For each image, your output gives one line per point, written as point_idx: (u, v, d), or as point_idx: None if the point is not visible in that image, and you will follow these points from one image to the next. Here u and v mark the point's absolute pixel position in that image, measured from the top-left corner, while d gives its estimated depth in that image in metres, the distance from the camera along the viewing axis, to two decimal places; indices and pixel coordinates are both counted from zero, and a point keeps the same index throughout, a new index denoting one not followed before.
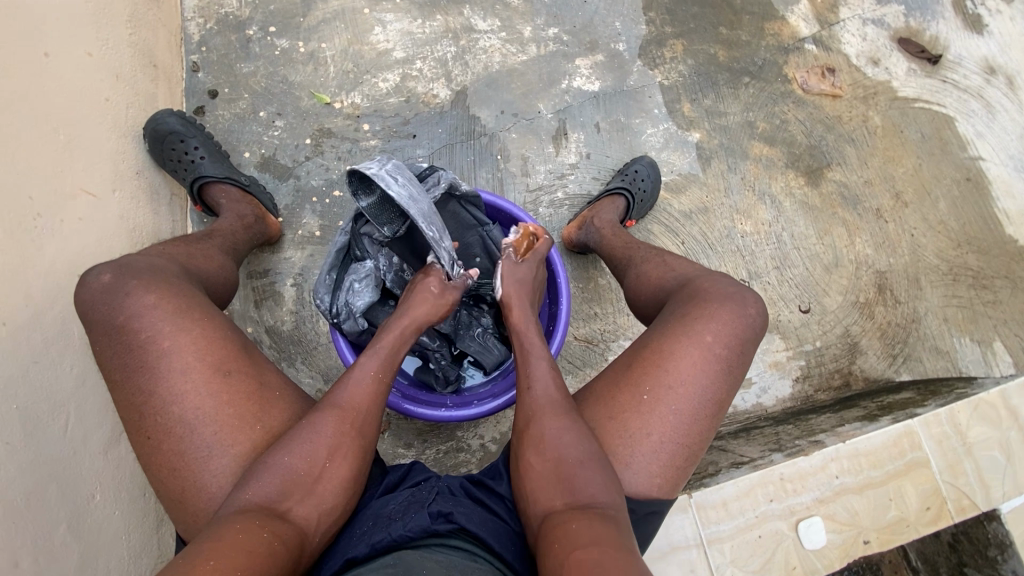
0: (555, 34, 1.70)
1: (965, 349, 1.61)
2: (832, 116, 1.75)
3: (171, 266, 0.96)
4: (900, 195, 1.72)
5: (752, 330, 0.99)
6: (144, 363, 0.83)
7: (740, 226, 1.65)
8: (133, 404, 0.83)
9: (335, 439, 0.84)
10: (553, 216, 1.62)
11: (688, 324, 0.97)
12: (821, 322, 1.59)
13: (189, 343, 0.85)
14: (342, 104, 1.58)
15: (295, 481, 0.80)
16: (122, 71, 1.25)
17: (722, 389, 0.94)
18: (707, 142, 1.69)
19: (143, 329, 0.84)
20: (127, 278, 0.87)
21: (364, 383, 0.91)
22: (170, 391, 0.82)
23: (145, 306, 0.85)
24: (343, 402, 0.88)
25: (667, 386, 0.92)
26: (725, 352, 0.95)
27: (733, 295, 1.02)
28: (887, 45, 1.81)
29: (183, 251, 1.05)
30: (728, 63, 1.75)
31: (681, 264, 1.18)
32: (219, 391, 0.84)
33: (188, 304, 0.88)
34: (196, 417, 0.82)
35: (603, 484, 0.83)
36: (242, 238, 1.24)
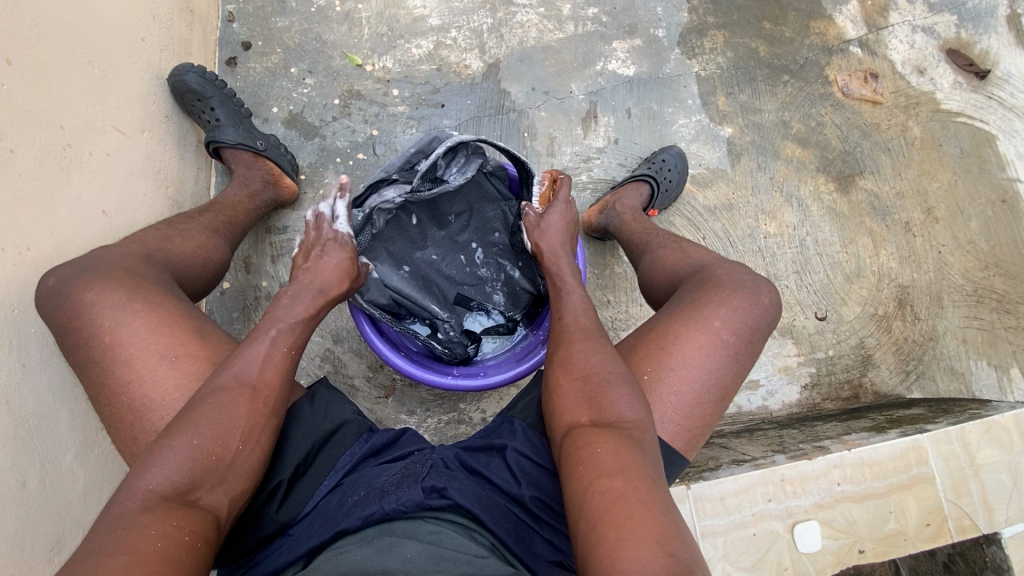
0: (594, 14, 1.66)
1: (981, 373, 1.58)
2: (870, 123, 1.71)
3: (131, 257, 0.92)
4: (931, 210, 1.68)
5: (763, 319, 0.98)
6: (94, 357, 0.83)
7: (764, 226, 1.62)
8: (94, 393, 0.83)
9: (246, 422, 0.79)
10: (575, 199, 1.60)
11: (697, 309, 0.97)
12: (836, 331, 1.57)
13: (131, 334, 0.83)
14: (374, 67, 1.56)
15: (201, 468, 0.74)
16: (159, 13, 1.24)
17: (728, 375, 0.94)
18: (738, 138, 1.66)
19: (90, 322, 0.83)
20: (78, 270, 0.86)
21: (271, 360, 0.85)
22: (121, 381, 0.82)
23: (87, 301, 0.83)
24: (249, 381, 0.82)
25: (671, 367, 0.92)
26: (732, 339, 0.94)
27: (747, 284, 1.00)
28: (935, 55, 1.75)
29: (159, 236, 1.02)
30: (769, 59, 1.71)
31: (699, 254, 1.16)
32: (165, 376, 0.82)
33: (133, 290, 0.86)
34: (144, 405, 0.81)
35: (631, 404, 0.82)
36: (244, 209, 1.27)
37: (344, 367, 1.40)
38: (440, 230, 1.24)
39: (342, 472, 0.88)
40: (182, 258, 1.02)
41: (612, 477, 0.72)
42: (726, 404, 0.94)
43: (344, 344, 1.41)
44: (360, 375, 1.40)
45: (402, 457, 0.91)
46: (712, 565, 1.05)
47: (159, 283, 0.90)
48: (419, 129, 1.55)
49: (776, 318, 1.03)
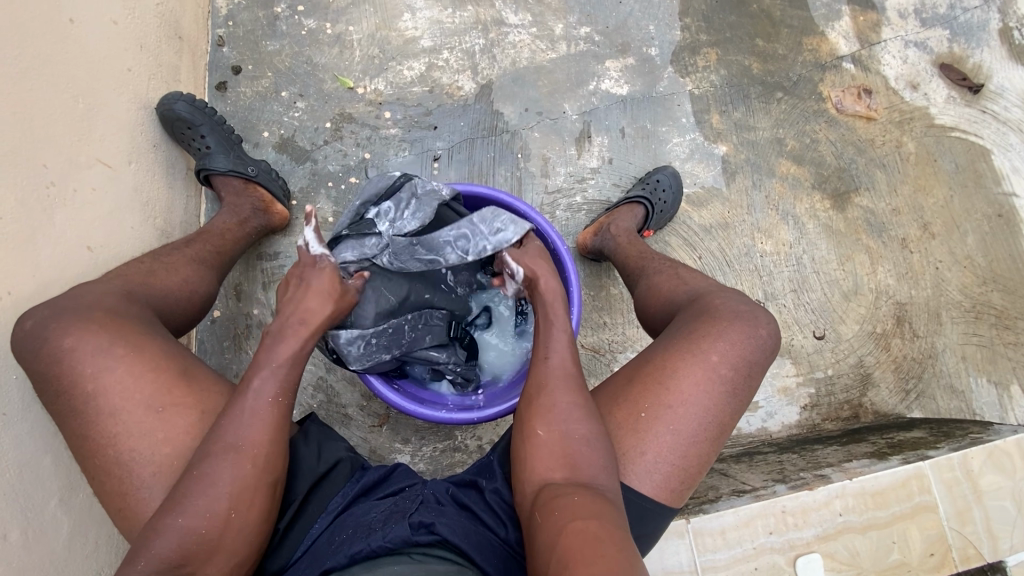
0: (587, 33, 1.66)
1: (981, 390, 1.57)
2: (865, 139, 1.70)
3: (112, 295, 0.90)
4: (928, 225, 1.67)
5: (761, 351, 0.97)
6: (76, 406, 0.80)
7: (760, 245, 1.61)
8: (75, 444, 0.81)
9: (240, 489, 0.76)
10: (570, 221, 1.59)
11: (694, 342, 0.95)
12: (834, 350, 1.55)
13: (116, 383, 0.80)
14: (365, 89, 1.55)
15: (193, 544, 0.73)
16: (146, 42, 1.23)
17: (724, 412, 0.92)
18: (733, 156, 1.65)
19: (68, 372, 0.80)
20: (54, 316, 0.82)
21: (260, 413, 0.80)
22: (105, 433, 0.79)
23: (66, 349, 0.80)
24: (236, 445, 0.78)
25: (668, 404, 0.90)
26: (730, 374, 0.92)
27: (744, 314, 0.99)
28: (928, 70, 1.75)
29: (141, 271, 0.99)
30: (762, 76, 1.71)
31: (695, 281, 1.14)
32: (154, 429, 0.80)
33: (115, 336, 0.82)
34: (133, 459, 0.79)
35: (605, 464, 0.83)
36: (231, 239, 1.24)
37: (337, 397, 1.37)
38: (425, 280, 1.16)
39: (333, 515, 0.86)
40: (165, 292, 0.99)
41: (591, 519, 0.73)
42: (718, 454, 0.93)
43: (337, 372, 1.38)
44: (353, 405, 1.38)
45: (393, 493, 0.89)
46: None
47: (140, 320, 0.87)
48: (412, 152, 1.54)
49: (776, 349, 1.01)
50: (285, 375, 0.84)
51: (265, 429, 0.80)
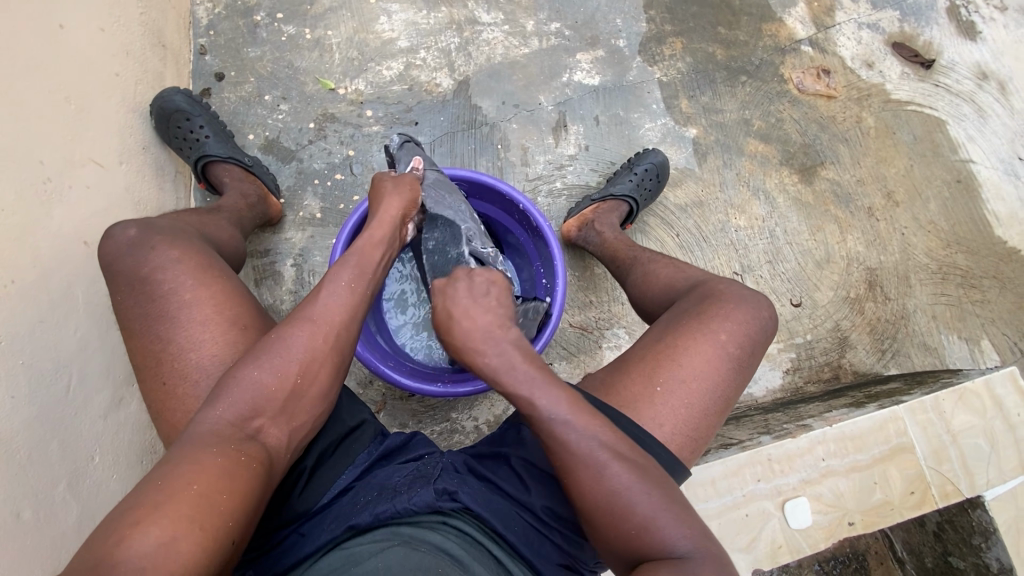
0: (557, 28, 1.73)
1: (953, 346, 1.64)
2: (826, 116, 1.79)
3: (190, 230, 1.00)
4: (891, 194, 1.75)
5: (761, 330, 1.02)
6: (166, 312, 0.85)
7: (734, 220, 1.67)
8: (152, 351, 0.84)
9: (308, 356, 0.81)
10: (551, 206, 1.64)
11: (703, 321, 1.00)
12: (811, 316, 1.62)
13: (209, 296, 0.87)
14: (346, 90, 1.60)
15: (264, 398, 0.77)
16: (132, 49, 1.27)
17: (729, 387, 0.97)
18: (703, 138, 1.72)
19: (163, 282, 0.87)
20: (153, 235, 0.91)
21: (337, 296, 0.86)
22: (189, 339, 0.84)
23: (170, 260, 0.88)
24: (315, 316, 0.83)
25: (680, 378, 0.95)
26: (738, 352, 0.98)
27: (748, 298, 1.04)
28: (882, 49, 1.85)
29: (195, 220, 1.08)
30: (726, 62, 1.79)
31: (694, 270, 1.20)
32: (234, 338, 0.85)
33: (210, 262, 0.91)
34: (212, 360, 0.83)
35: (679, 528, 0.74)
36: (247, 217, 1.27)
37: None
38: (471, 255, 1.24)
39: (360, 470, 0.89)
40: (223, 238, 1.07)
41: None
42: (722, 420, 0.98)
43: None
44: (350, 393, 1.40)
45: (414, 460, 0.91)
46: None
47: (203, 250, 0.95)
48: None
49: (774, 330, 1.07)
50: (357, 267, 0.90)
51: (342, 305, 0.85)
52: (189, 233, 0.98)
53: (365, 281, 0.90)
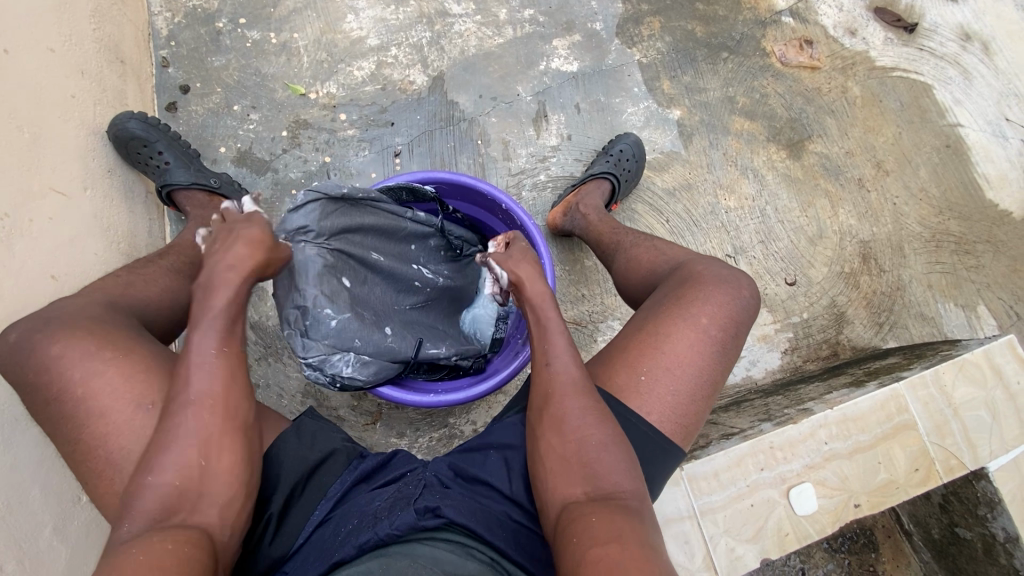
0: (531, 15, 1.68)
1: (950, 314, 1.63)
2: (811, 88, 1.75)
3: (95, 304, 0.89)
4: (881, 163, 1.72)
5: (744, 310, 0.98)
6: (66, 412, 0.79)
7: (724, 201, 1.65)
8: (68, 453, 0.79)
9: (207, 435, 0.76)
10: (537, 200, 1.61)
11: (684, 306, 0.96)
12: (807, 294, 1.60)
13: (105, 386, 0.79)
14: (318, 94, 1.55)
15: (179, 485, 0.73)
16: (87, 68, 1.22)
17: (716, 369, 0.94)
18: (688, 119, 1.68)
19: (55, 380, 0.79)
20: (32, 332, 0.81)
21: (205, 365, 0.79)
22: (97, 436, 0.78)
23: (54, 356, 0.80)
24: (190, 393, 0.77)
25: (665, 366, 0.91)
26: (720, 334, 0.94)
27: (728, 278, 1.01)
28: (864, 15, 1.81)
29: (120, 283, 0.97)
30: (706, 39, 1.74)
31: (674, 250, 1.16)
32: (140, 426, 0.78)
33: (105, 339, 0.82)
34: (121, 455, 0.77)
35: (625, 471, 0.80)
36: (207, 246, 1.23)
37: (327, 400, 1.37)
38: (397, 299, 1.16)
39: (334, 501, 0.86)
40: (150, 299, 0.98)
41: (606, 546, 0.70)
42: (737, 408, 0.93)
43: None
44: (344, 406, 1.38)
45: (393, 480, 0.89)
46: (716, 542, 1.06)
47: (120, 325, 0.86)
48: (372, 150, 1.54)
49: (758, 308, 1.03)
50: (218, 327, 0.81)
51: (216, 371, 0.78)
52: (96, 307, 0.87)
53: (230, 341, 0.82)
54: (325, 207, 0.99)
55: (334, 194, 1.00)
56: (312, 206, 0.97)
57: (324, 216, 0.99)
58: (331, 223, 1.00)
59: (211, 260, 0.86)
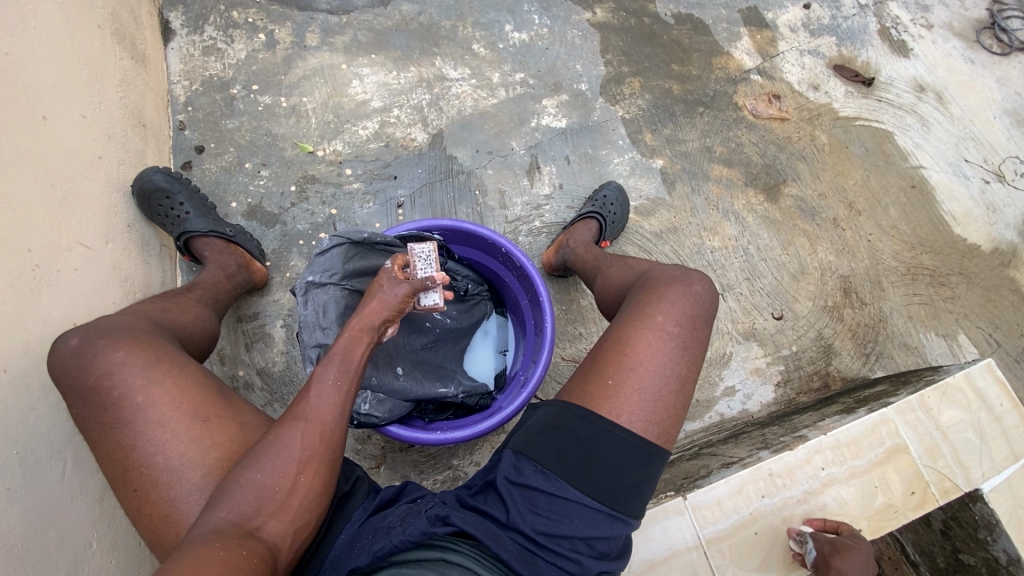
0: (521, 78, 1.83)
1: (932, 344, 1.69)
2: (782, 137, 1.89)
3: (141, 322, 0.95)
4: (853, 204, 1.84)
5: (701, 307, 1.02)
6: (121, 418, 0.82)
7: (709, 241, 1.74)
8: (117, 459, 0.81)
9: (304, 455, 0.80)
10: (533, 244, 1.70)
11: (640, 309, 1.00)
12: (794, 327, 1.67)
13: (163, 394, 0.83)
14: (325, 152, 1.66)
15: (265, 496, 0.77)
16: (114, 131, 1.31)
17: (683, 365, 0.95)
18: (670, 168, 1.81)
19: (115, 387, 0.83)
20: (95, 339, 0.86)
21: (326, 392, 0.85)
22: (151, 442, 0.81)
23: (116, 362, 0.84)
24: (307, 414, 0.83)
25: (630, 367, 0.93)
26: (678, 329, 0.97)
27: (678, 277, 1.06)
28: (825, 72, 1.99)
29: (158, 306, 1.04)
30: (683, 96, 1.90)
31: (640, 264, 1.22)
32: (200, 436, 0.82)
33: (159, 353, 0.87)
34: (181, 463, 0.80)
35: None
36: (225, 288, 1.29)
37: None
38: (413, 339, 1.23)
39: (357, 524, 0.88)
40: (185, 324, 1.04)
41: None
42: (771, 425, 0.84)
43: None
44: (349, 450, 1.39)
45: (409, 502, 0.90)
46: (722, 572, 1.07)
47: (168, 342, 0.92)
48: (376, 202, 1.64)
49: (717, 305, 1.06)
50: (343, 363, 0.88)
51: (335, 402, 0.84)
52: (145, 323, 0.93)
53: (353, 377, 0.88)
54: (343, 255, 1.07)
55: (357, 239, 1.10)
56: (334, 253, 1.06)
57: (344, 262, 1.07)
58: (347, 270, 1.08)
59: (371, 297, 0.95)
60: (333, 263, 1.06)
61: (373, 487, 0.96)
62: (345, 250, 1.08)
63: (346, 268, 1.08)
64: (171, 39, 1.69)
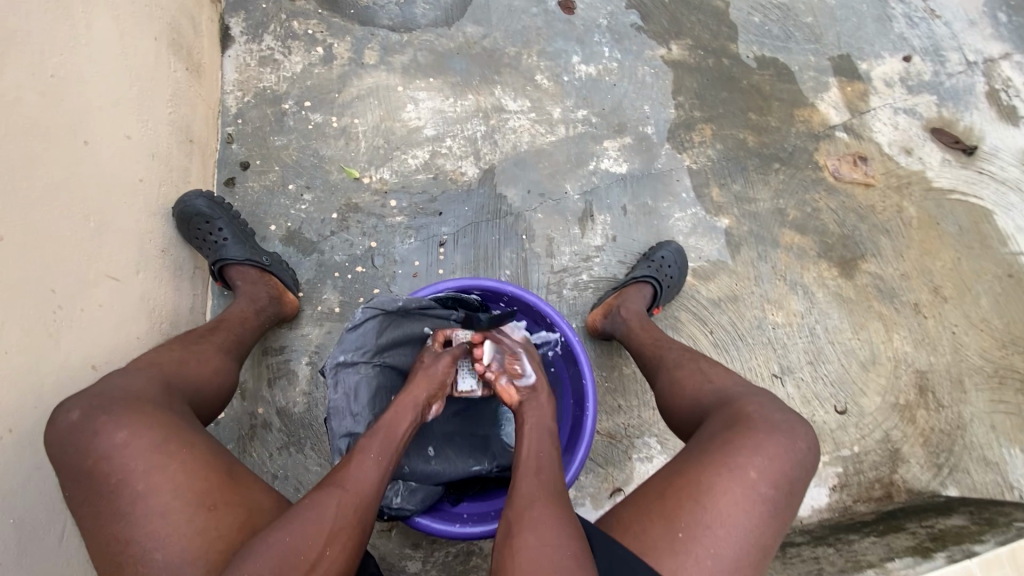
0: (584, 115, 1.71)
1: (1017, 462, 1.50)
2: (865, 205, 1.71)
3: (152, 383, 0.88)
4: (939, 289, 1.65)
5: (802, 467, 0.89)
6: (119, 507, 0.74)
7: (771, 316, 1.58)
8: (108, 555, 0.73)
9: (334, 524, 0.75)
10: (577, 299, 1.58)
11: (731, 454, 0.87)
12: (859, 425, 1.50)
13: (167, 481, 0.76)
14: (371, 179, 1.59)
15: (286, 564, 0.69)
16: (158, 151, 1.26)
17: (767, 534, 0.83)
18: (736, 229, 1.66)
19: (114, 472, 0.75)
20: (99, 414, 0.79)
21: (371, 461, 0.83)
22: (146, 539, 0.73)
23: (119, 443, 0.77)
24: (347, 482, 0.80)
25: (707, 525, 0.82)
26: (771, 493, 0.84)
27: (782, 426, 0.92)
28: (920, 135, 1.80)
29: (174, 357, 0.98)
30: (758, 149, 1.74)
31: (723, 378, 1.08)
32: (204, 529, 0.74)
33: (167, 432, 0.80)
34: (178, 562, 0.72)
35: None
36: (252, 325, 1.23)
37: None
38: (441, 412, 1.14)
39: None
40: (194, 376, 0.97)
41: None
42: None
43: None
44: None
45: None
46: None
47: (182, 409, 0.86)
48: (418, 238, 1.56)
49: (817, 461, 0.93)
50: (388, 434, 0.88)
51: (375, 473, 0.82)
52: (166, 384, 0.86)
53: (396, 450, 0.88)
54: (376, 327, 1.02)
55: (390, 308, 1.03)
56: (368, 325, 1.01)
57: (376, 334, 1.03)
58: (380, 341, 1.04)
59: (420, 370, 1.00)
60: (365, 335, 1.01)
61: None
62: (379, 322, 1.03)
63: (379, 342, 1.03)
64: (229, 46, 1.64)
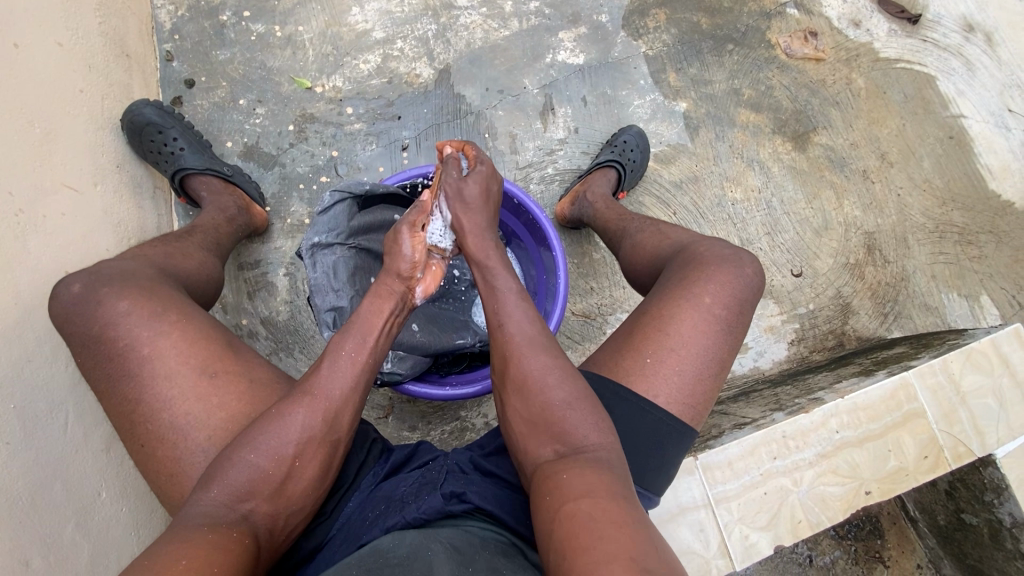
0: (536, 7, 1.67)
1: (954, 304, 1.64)
2: (816, 80, 1.75)
3: (145, 270, 0.90)
4: (885, 155, 1.73)
5: (750, 291, 0.98)
6: (128, 370, 0.79)
7: (730, 193, 1.65)
8: (124, 413, 0.79)
9: (302, 438, 0.76)
10: (545, 192, 1.62)
11: (686, 287, 0.96)
12: (813, 285, 1.61)
13: (171, 348, 0.80)
14: (324, 88, 1.55)
15: (259, 479, 0.74)
16: (95, 62, 1.20)
17: (723, 347, 0.93)
18: (694, 112, 1.69)
19: (120, 338, 0.80)
20: (99, 287, 0.82)
21: (346, 365, 0.82)
22: (158, 398, 0.79)
23: (121, 313, 0.81)
24: (316, 388, 0.79)
25: (670, 347, 0.91)
26: (724, 313, 0.93)
27: (730, 257, 1.00)
28: (868, 7, 1.81)
29: (157, 253, 0.99)
30: (711, 31, 1.74)
31: (677, 234, 1.16)
32: (207, 395, 0.80)
33: (165, 304, 0.83)
34: (188, 422, 0.78)
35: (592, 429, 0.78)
36: (226, 232, 1.22)
37: None
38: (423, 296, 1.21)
39: (367, 490, 0.87)
40: (189, 271, 0.99)
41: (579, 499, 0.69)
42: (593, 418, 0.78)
43: None
44: None
45: (420, 467, 0.89)
46: (730, 529, 1.08)
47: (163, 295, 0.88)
48: (380, 144, 1.54)
49: (762, 289, 1.02)
50: (360, 335, 0.84)
51: (346, 379, 0.81)
52: (145, 273, 0.88)
53: (372, 348, 0.85)
54: (346, 211, 1.04)
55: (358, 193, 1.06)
56: (339, 208, 1.03)
57: (348, 218, 1.05)
58: (352, 225, 1.06)
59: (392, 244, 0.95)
60: (337, 218, 1.03)
61: (383, 448, 0.95)
62: (349, 206, 1.05)
63: (351, 225, 1.05)
64: None
